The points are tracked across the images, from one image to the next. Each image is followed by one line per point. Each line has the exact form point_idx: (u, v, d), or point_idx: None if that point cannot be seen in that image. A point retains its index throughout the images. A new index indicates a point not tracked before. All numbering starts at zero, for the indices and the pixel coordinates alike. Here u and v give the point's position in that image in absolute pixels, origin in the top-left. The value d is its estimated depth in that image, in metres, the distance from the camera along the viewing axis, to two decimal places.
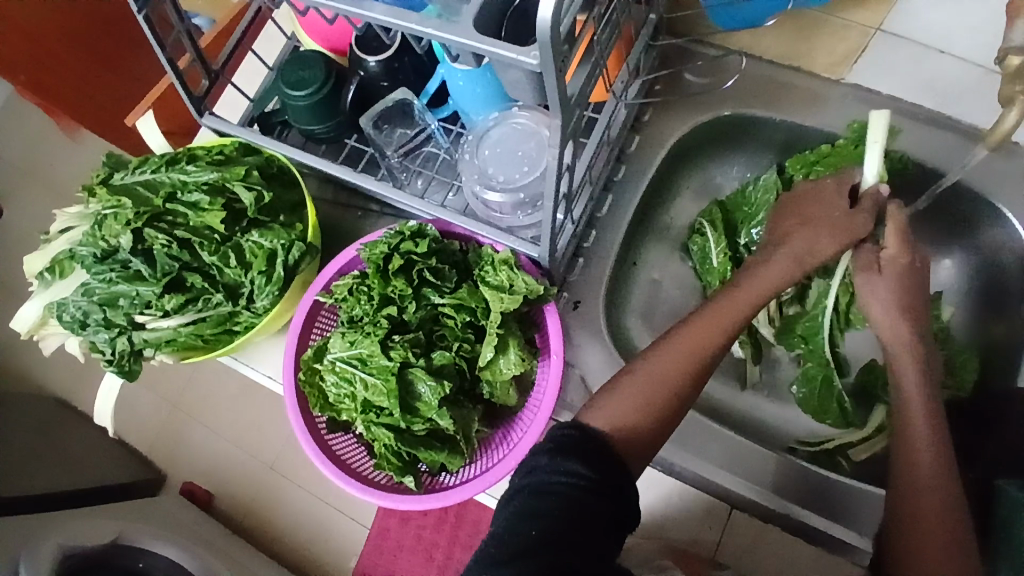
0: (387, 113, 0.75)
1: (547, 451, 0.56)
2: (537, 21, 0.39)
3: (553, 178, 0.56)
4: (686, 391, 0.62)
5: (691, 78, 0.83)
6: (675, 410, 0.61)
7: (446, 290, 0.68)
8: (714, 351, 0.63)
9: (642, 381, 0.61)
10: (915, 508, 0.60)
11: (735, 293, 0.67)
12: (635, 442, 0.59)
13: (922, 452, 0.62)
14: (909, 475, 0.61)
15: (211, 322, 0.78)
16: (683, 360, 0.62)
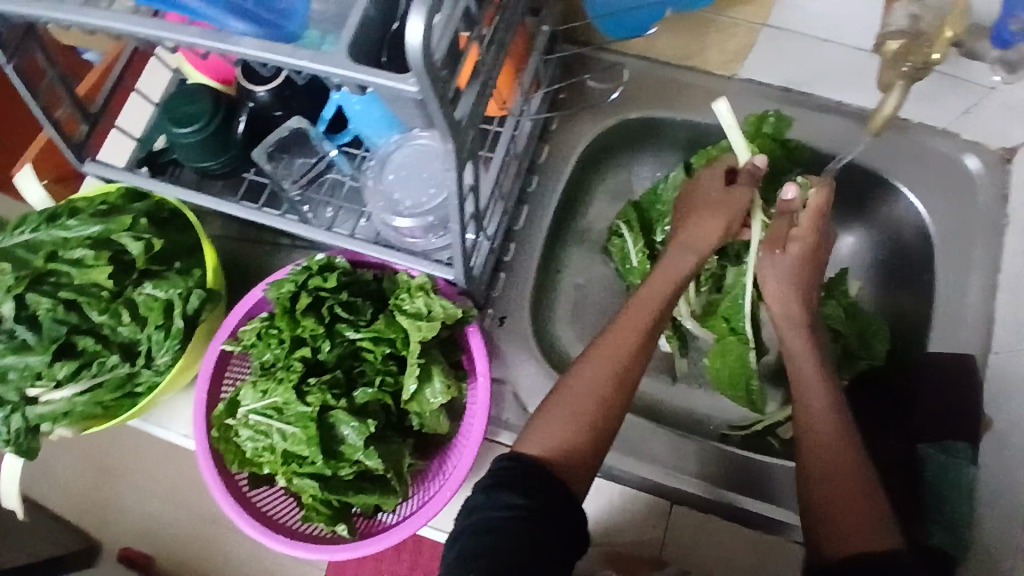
0: (281, 142, 0.71)
1: (485, 489, 0.54)
2: (406, 50, 0.37)
3: (455, 201, 0.53)
4: (616, 399, 0.61)
5: (594, 85, 0.84)
6: (608, 421, 0.60)
7: (362, 324, 0.65)
8: (636, 355, 0.63)
9: (571, 397, 0.60)
10: (828, 480, 0.61)
11: (641, 292, 0.67)
12: (573, 462, 0.58)
13: (825, 424, 0.64)
14: (815, 444, 0.63)
15: (109, 388, 0.70)
16: (607, 368, 0.61)
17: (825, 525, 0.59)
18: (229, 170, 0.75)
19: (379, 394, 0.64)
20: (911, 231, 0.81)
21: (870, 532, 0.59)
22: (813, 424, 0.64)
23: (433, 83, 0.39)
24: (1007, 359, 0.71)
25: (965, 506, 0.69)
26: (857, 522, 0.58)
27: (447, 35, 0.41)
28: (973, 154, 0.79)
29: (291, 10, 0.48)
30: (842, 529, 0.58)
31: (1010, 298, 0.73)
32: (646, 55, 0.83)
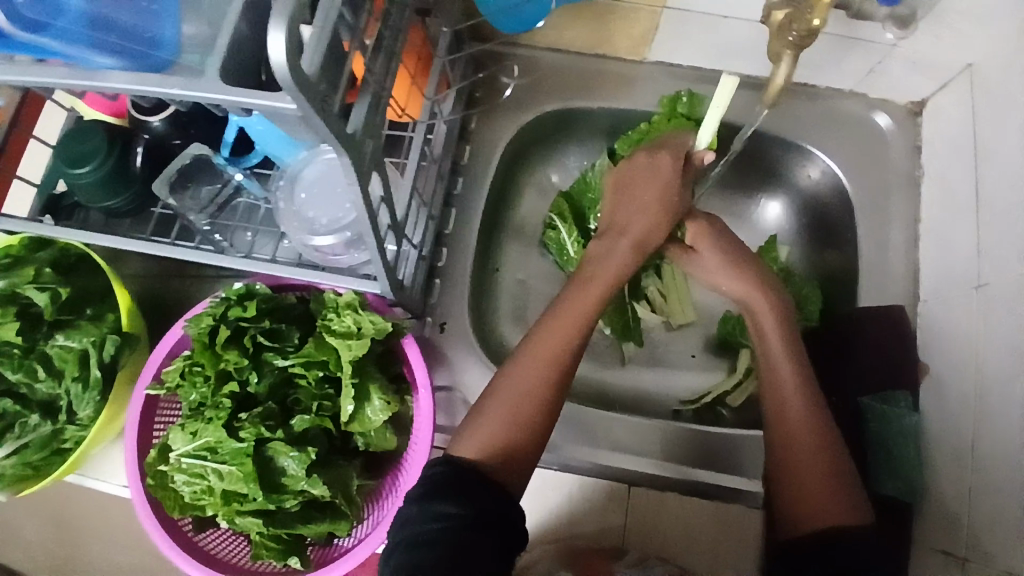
0: (185, 169, 0.69)
1: (418, 500, 0.54)
2: (273, 68, 0.35)
3: (365, 214, 0.51)
4: (551, 396, 0.61)
5: (508, 81, 0.83)
6: (543, 418, 0.60)
7: (290, 350, 0.63)
8: (572, 350, 0.62)
9: (505, 397, 0.60)
10: (793, 454, 0.62)
11: (589, 286, 0.66)
12: (506, 462, 0.58)
13: (792, 397, 0.65)
14: (783, 418, 0.64)
15: (36, 447, 0.66)
16: (541, 366, 0.61)
17: (794, 500, 0.61)
18: (134, 206, 0.72)
19: (317, 419, 0.62)
20: (830, 193, 0.84)
21: (814, 491, 0.60)
22: (783, 399, 0.65)
23: (313, 100, 0.38)
24: (934, 307, 0.73)
25: (912, 454, 0.70)
26: (827, 495, 0.60)
27: (321, 47, 0.40)
28: (883, 112, 0.82)
29: (158, 37, 0.45)
30: (813, 504, 0.60)
31: (932, 247, 0.75)
32: (557, 46, 0.83)
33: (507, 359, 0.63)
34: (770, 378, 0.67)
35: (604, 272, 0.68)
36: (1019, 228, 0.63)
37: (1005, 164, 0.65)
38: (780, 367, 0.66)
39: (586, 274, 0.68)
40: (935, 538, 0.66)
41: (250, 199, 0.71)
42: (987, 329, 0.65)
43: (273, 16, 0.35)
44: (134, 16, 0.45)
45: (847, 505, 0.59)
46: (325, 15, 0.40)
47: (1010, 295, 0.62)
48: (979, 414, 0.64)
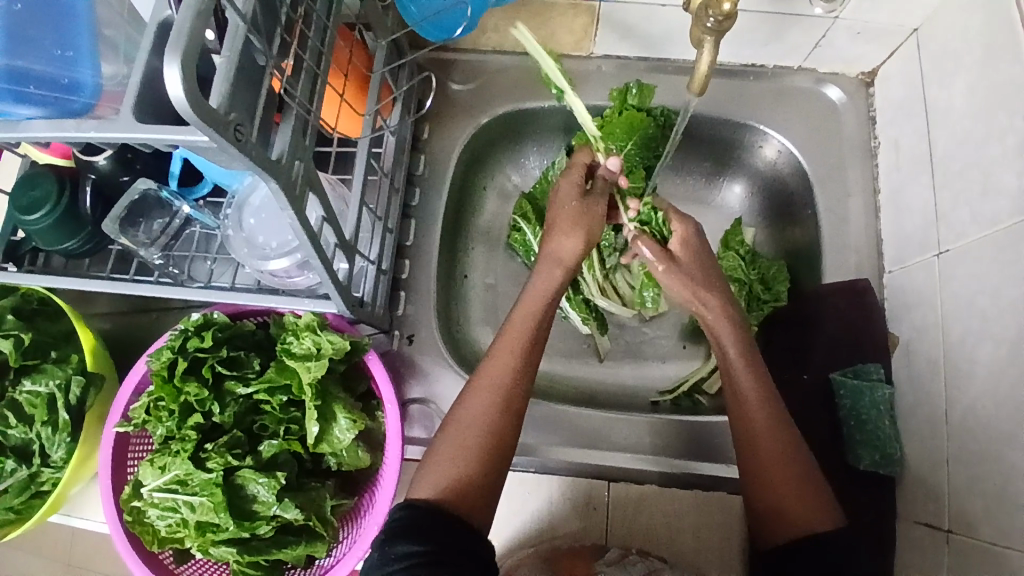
0: (133, 207, 0.69)
1: (381, 543, 0.54)
2: (173, 103, 0.35)
3: (303, 240, 0.51)
4: (503, 425, 0.60)
5: (457, 86, 0.83)
6: (500, 448, 0.60)
7: (251, 377, 0.63)
8: (515, 377, 0.62)
9: (456, 431, 0.60)
10: (760, 472, 0.61)
11: (522, 302, 0.67)
12: (465, 495, 0.57)
13: (756, 411, 0.62)
14: (749, 431, 0.62)
15: (15, 491, 0.64)
16: (489, 397, 0.61)
17: (771, 506, 0.60)
18: (91, 246, 0.72)
19: (286, 444, 0.62)
20: (788, 172, 0.83)
21: (786, 494, 0.60)
22: (746, 412, 0.63)
23: (222, 132, 0.38)
24: (900, 276, 0.73)
25: (888, 426, 0.69)
26: (803, 501, 0.59)
27: (230, 78, 0.40)
28: (833, 85, 0.82)
29: (77, 82, 0.47)
30: (787, 511, 0.59)
31: (892, 215, 0.75)
32: (504, 48, 0.83)
33: (457, 397, 0.63)
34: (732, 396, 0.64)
35: (527, 299, 0.67)
36: (973, 190, 0.62)
37: (954, 127, 0.65)
38: (741, 381, 0.64)
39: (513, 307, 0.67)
40: (918, 509, 0.66)
41: (203, 229, 0.72)
42: (949, 295, 0.65)
43: (169, 54, 0.35)
44: (48, 64, 0.46)
45: (818, 507, 0.59)
46: (231, 44, 0.40)
47: (968, 259, 0.62)
48: (949, 380, 0.63)
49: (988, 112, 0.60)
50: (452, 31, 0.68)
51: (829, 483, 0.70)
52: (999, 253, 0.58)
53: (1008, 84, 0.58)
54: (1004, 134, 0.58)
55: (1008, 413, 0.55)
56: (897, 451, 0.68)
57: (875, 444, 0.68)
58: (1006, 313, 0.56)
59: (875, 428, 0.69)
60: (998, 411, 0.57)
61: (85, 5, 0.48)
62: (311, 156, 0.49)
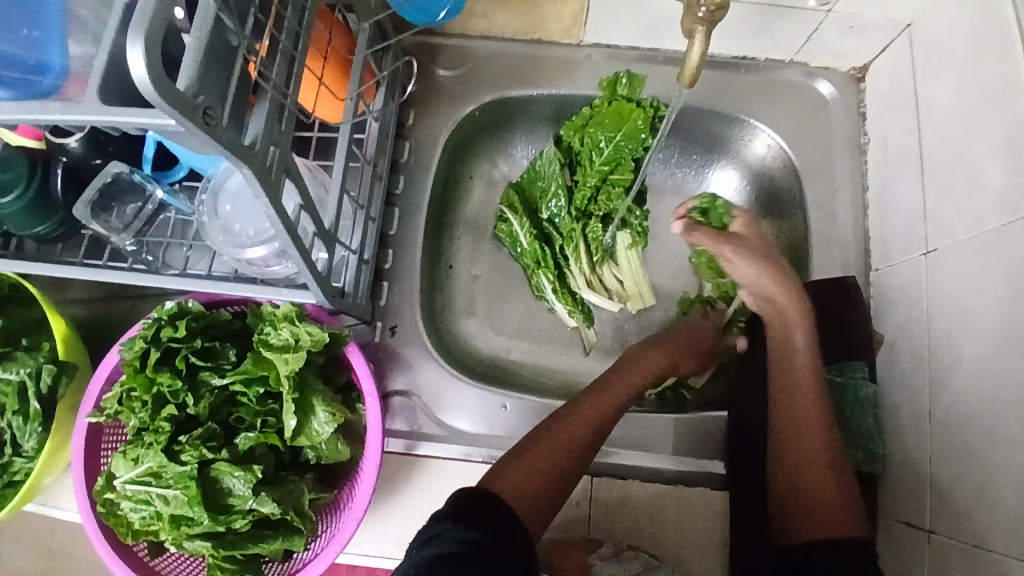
0: (105, 190, 0.66)
1: (442, 520, 0.52)
2: (136, 83, 0.33)
3: (281, 229, 0.49)
4: (588, 458, 0.63)
5: (443, 72, 0.81)
6: (580, 465, 0.62)
7: (226, 368, 0.61)
8: (612, 423, 0.65)
9: (549, 445, 0.62)
10: (805, 457, 0.62)
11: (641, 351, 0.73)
12: (537, 507, 0.58)
13: (806, 405, 0.63)
14: (795, 419, 0.64)
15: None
16: (594, 420, 0.64)
17: (797, 492, 0.62)
18: (64, 231, 0.71)
19: (262, 437, 0.61)
20: (777, 167, 0.82)
21: (811, 483, 0.61)
22: (796, 404, 0.64)
23: (188, 115, 0.36)
24: (886, 274, 0.73)
25: (871, 423, 0.69)
26: (830, 498, 0.60)
27: (198, 59, 0.38)
28: (825, 79, 0.81)
29: (44, 63, 0.45)
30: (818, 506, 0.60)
31: (879, 212, 0.75)
32: (492, 34, 0.81)
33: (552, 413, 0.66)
34: (785, 381, 0.66)
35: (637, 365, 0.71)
36: (959, 187, 0.62)
37: (942, 124, 0.65)
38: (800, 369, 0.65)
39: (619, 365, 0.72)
40: (898, 506, 0.66)
41: (179, 215, 0.70)
42: (933, 293, 0.65)
43: (130, 31, 0.33)
44: (15, 45, 0.45)
45: (845, 506, 0.60)
46: (200, 23, 0.38)
47: (953, 257, 0.62)
48: (933, 378, 0.63)
49: (980, 108, 0.60)
50: (435, 15, 0.67)
51: None
52: (985, 252, 0.58)
53: (1002, 80, 0.57)
54: (993, 132, 0.58)
55: (991, 412, 0.55)
56: (880, 449, 0.68)
57: (858, 442, 0.68)
58: (990, 311, 0.56)
59: (858, 426, 0.69)
60: (981, 410, 0.56)
61: None
62: (287, 142, 0.47)
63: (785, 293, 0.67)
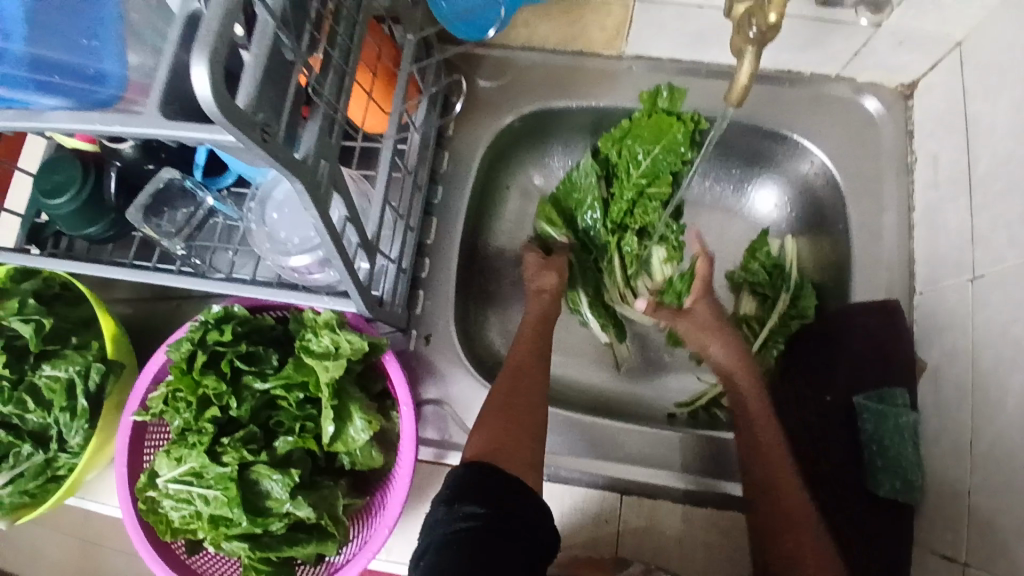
0: (157, 196, 0.69)
1: (444, 501, 0.53)
2: (199, 101, 0.34)
3: (327, 240, 0.50)
4: (536, 401, 0.65)
5: (484, 83, 0.82)
6: (530, 409, 0.63)
7: (269, 373, 0.63)
8: (540, 367, 0.68)
9: (497, 401, 0.64)
10: (783, 503, 0.62)
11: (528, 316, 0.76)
12: (516, 452, 0.59)
13: (772, 452, 0.64)
14: (761, 464, 0.64)
15: (31, 475, 0.63)
16: (510, 372, 0.67)
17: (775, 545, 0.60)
18: (114, 233, 0.73)
19: (301, 441, 0.62)
20: (820, 182, 0.81)
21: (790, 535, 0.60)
22: (757, 444, 0.65)
23: (248, 132, 0.37)
24: (932, 298, 0.71)
25: (911, 452, 0.67)
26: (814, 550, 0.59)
27: (258, 77, 0.38)
28: (873, 95, 0.79)
29: (103, 73, 0.46)
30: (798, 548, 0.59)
31: (926, 233, 0.73)
32: (534, 45, 0.81)
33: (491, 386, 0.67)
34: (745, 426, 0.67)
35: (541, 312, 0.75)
36: (1014, 211, 0.60)
37: (1000, 145, 0.63)
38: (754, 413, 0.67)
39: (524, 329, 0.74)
40: (937, 538, 0.64)
41: (226, 221, 0.72)
42: (984, 320, 0.62)
43: (195, 49, 0.34)
44: (74, 54, 0.46)
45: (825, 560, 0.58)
46: (260, 41, 0.39)
47: (1006, 283, 0.60)
48: (979, 408, 0.61)
49: None
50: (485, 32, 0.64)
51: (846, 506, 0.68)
52: None
53: None
54: None
55: None
56: (920, 479, 0.66)
57: (895, 471, 0.67)
58: None
59: (897, 454, 0.67)
60: None
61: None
62: (337, 155, 0.48)
63: (729, 351, 0.72)
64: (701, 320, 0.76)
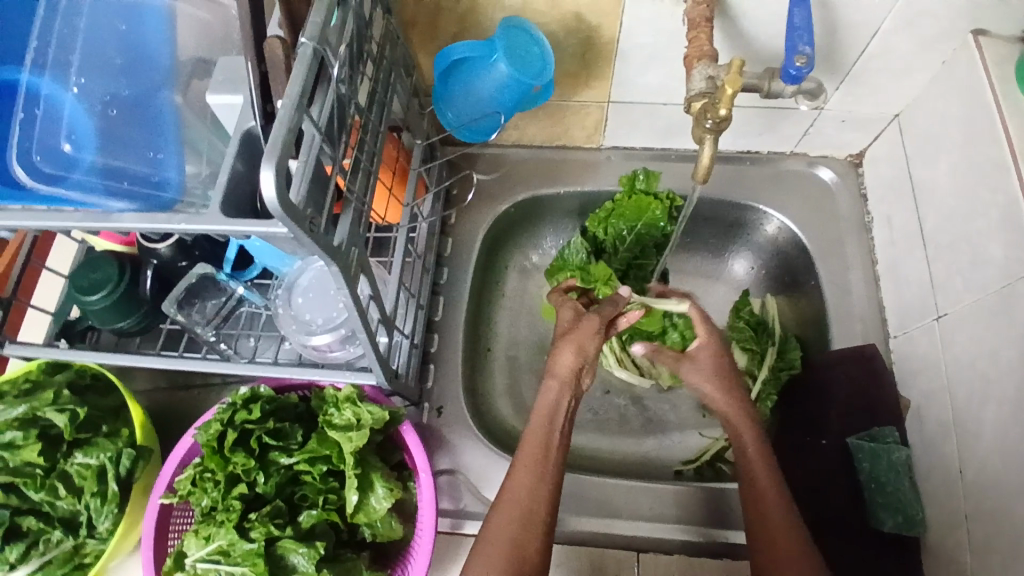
0: (191, 288, 0.75)
1: None
2: (265, 202, 0.41)
3: (356, 317, 0.56)
4: (528, 537, 0.61)
5: (480, 176, 0.91)
6: (524, 560, 0.60)
7: (294, 448, 0.66)
8: (539, 490, 0.63)
9: (485, 547, 0.61)
10: (776, 553, 0.62)
11: (537, 413, 0.69)
12: None
13: (773, 500, 0.65)
14: (765, 525, 0.64)
15: (60, 562, 0.66)
16: (513, 512, 0.62)
17: None
18: (144, 325, 0.78)
19: (324, 514, 0.65)
20: (787, 245, 0.89)
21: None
22: (765, 509, 0.65)
23: (300, 224, 0.44)
24: (904, 341, 0.77)
25: (908, 488, 0.70)
26: None
27: (307, 181, 0.46)
28: (825, 167, 0.90)
29: (164, 180, 0.54)
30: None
31: (891, 284, 0.81)
32: (522, 142, 0.92)
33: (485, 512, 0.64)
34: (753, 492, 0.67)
35: (539, 414, 0.69)
36: (963, 258, 0.68)
37: (941, 203, 0.72)
38: (757, 473, 0.67)
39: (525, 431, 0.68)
40: (944, 569, 0.66)
41: (252, 308, 0.78)
42: (951, 356, 0.69)
43: (264, 158, 0.41)
44: (139, 163, 0.53)
45: None
46: (308, 152, 0.47)
47: (966, 321, 0.67)
48: (961, 437, 0.66)
49: (973, 185, 0.67)
50: (487, 135, 0.73)
51: (854, 548, 0.70)
52: (994, 316, 0.63)
53: (989, 162, 0.65)
54: (989, 207, 0.65)
55: (1021, 467, 0.58)
56: (921, 513, 0.69)
57: (896, 506, 0.69)
58: (1007, 370, 0.60)
59: (894, 490, 0.70)
60: (1012, 468, 0.59)
61: (174, 115, 0.56)
62: (364, 243, 0.55)
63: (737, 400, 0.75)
64: (714, 366, 0.78)
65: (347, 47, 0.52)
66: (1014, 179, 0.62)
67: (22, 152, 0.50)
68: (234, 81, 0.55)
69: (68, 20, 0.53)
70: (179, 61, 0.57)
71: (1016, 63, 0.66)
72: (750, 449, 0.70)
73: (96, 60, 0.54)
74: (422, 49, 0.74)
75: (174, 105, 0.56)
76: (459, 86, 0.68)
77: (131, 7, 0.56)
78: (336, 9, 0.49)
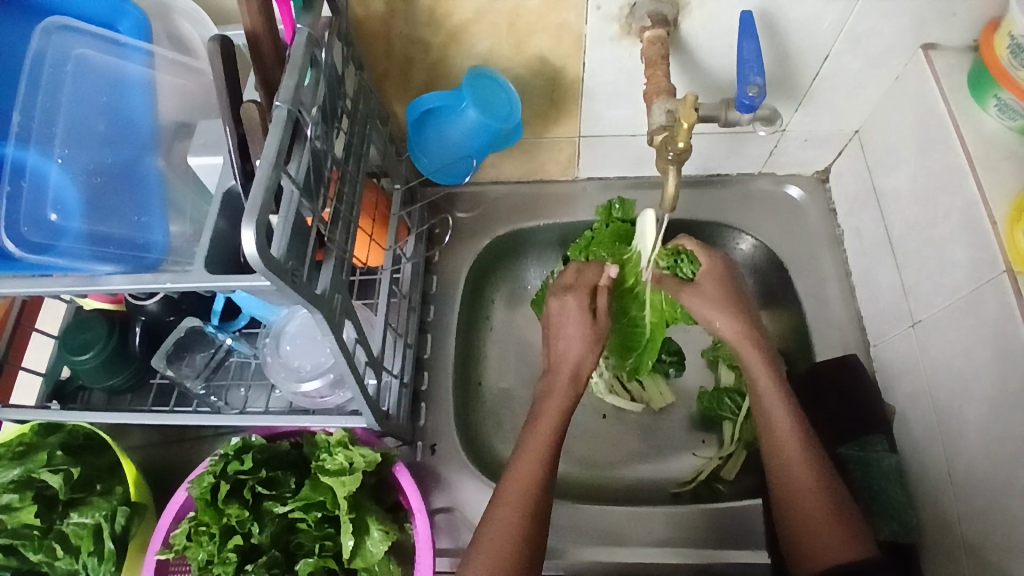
0: (180, 342, 0.76)
1: None
2: (247, 257, 0.43)
3: (343, 361, 0.57)
4: (532, 526, 0.64)
5: (461, 214, 0.94)
6: (530, 548, 0.63)
7: (288, 496, 0.67)
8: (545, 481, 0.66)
9: (490, 537, 0.63)
10: (790, 484, 0.67)
11: (544, 410, 0.72)
12: None
13: (782, 431, 0.70)
14: (778, 455, 0.69)
15: None
16: (518, 503, 0.64)
17: (798, 537, 0.65)
18: (133, 382, 0.79)
19: (321, 561, 0.65)
20: (764, 263, 0.91)
21: (810, 519, 0.64)
22: (777, 440, 0.70)
23: (282, 276, 0.45)
24: (884, 349, 0.79)
25: (901, 492, 0.71)
26: (832, 535, 0.63)
27: (287, 234, 0.48)
28: (794, 185, 0.93)
29: (150, 242, 0.56)
30: (813, 541, 0.63)
31: (866, 293, 0.83)
32: (499, 179, 0.94)
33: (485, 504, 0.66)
34: (762, 421, 0.72)
35: (549, 402, 0.72)
36: (930, 264, 0.71)
37: (905, 212, 0.75)
38: (769, 405, 0.71)
39: (534, 418, 0.71)
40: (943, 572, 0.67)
41: (241, 358, 0.79)
42: (929, 360, 0.70)
43: (244, 216, 0.42)
44: (125, 228, 0.55)
45: (849, 539, 0.63)
46: (287, 208, 0.49)
47: (939, 326, 0.69)
48: (946, 440, 0.67)
49: (933, 193, 0.70)
50: (463, 177, 0.75)
51: None
52: (963, 318, 0.65)
53: (945, 171, 0.68)
54: (949, 214, 0.67)
55: (1003, 462, 0.59)
56: (915, 518, 0.70)
57: (892, 514, 0.70)
58: (981, 371, 0.62)
59: (888, 497, 0.70)
60: (996, 466, 0.60)
61: (157, 179, 0.58)
62: (347, 288, 0.57)
63: (761, 360, 0.74)
64: (715, 296, 0.78)
65: (322, 106, 0.54)
66: (969, 187, 0.65)
67: (10, 222, 0.50)
68: (214, 143, 0.58)
69: (51, 93, 0.54)
70: (161, 127, 0.61)
71: (961, 77, 0.69)
72: (762, 379, 0.73)
73: (81, 131, 0.55)
74: (396, 98, 0.77)
75: (158, 170, 0.59)
76: (434, 132, 0.70)
77: (113, 80, 0.59)
78: (309, 71, 0.52)
